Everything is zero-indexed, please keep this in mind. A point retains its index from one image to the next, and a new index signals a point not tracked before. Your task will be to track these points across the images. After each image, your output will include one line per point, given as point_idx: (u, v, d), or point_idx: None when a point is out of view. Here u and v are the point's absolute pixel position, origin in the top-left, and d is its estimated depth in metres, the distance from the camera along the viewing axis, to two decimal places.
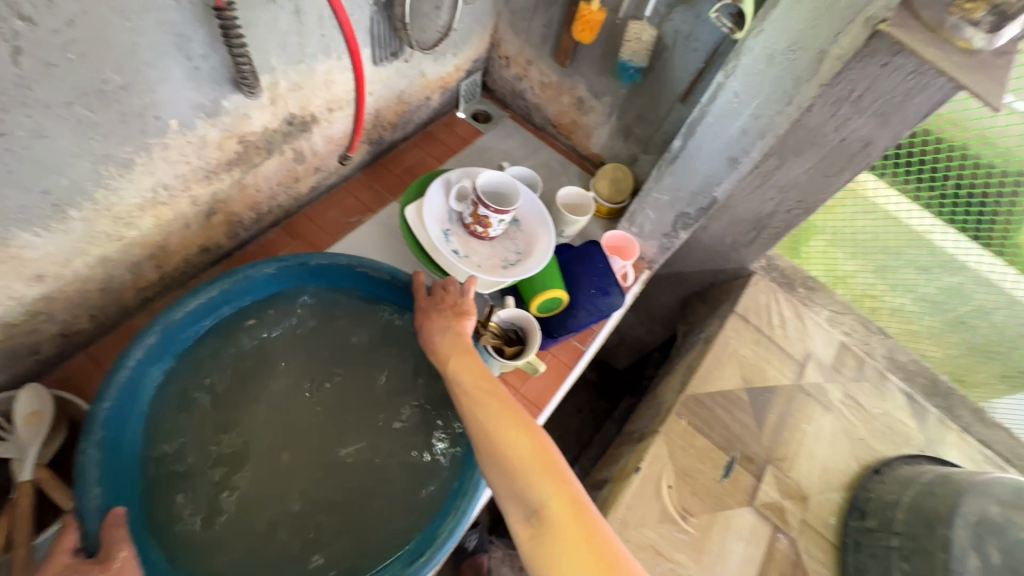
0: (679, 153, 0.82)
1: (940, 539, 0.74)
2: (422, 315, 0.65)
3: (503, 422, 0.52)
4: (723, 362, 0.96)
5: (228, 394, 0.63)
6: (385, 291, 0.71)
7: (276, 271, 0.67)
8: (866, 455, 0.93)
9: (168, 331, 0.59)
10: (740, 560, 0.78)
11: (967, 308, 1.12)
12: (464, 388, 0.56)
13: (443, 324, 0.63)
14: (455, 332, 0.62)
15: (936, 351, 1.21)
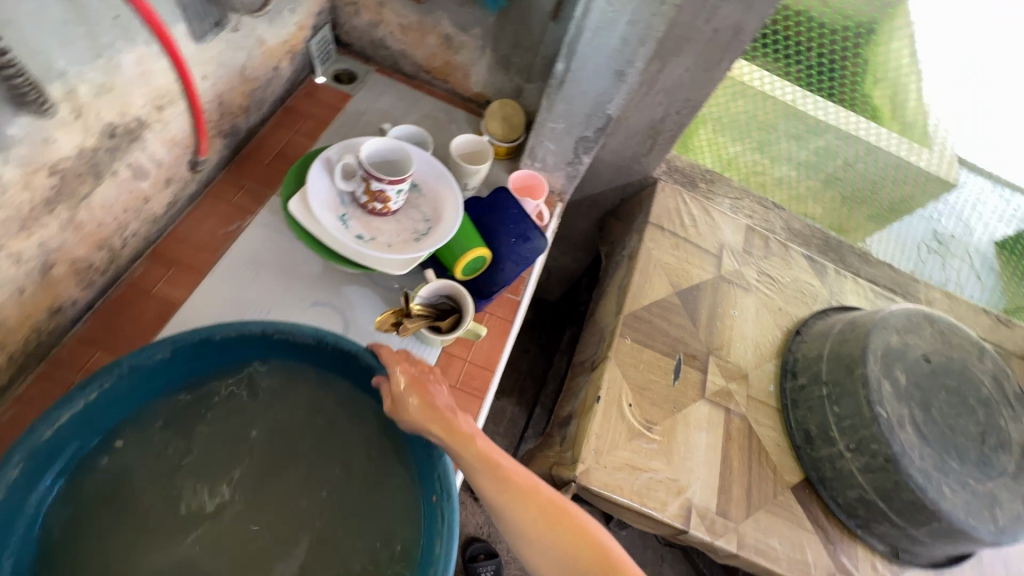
0: (565, 77, 0.78)
1: (860, 377, 0.84)
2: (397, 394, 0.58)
3: (537, 519, 0.53)
4: (650, 273, 0.98)
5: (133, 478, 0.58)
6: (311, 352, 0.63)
7: (176, 357, 0.57)
8: (787, 321, 1.02)
9: (41, 452, 0.50)
10: (705, 448, 0.85)
11: (837, 164, 1.22)
12: (481, 477, 0.54)
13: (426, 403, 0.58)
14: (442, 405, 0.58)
15: (817, 208, 1.34)
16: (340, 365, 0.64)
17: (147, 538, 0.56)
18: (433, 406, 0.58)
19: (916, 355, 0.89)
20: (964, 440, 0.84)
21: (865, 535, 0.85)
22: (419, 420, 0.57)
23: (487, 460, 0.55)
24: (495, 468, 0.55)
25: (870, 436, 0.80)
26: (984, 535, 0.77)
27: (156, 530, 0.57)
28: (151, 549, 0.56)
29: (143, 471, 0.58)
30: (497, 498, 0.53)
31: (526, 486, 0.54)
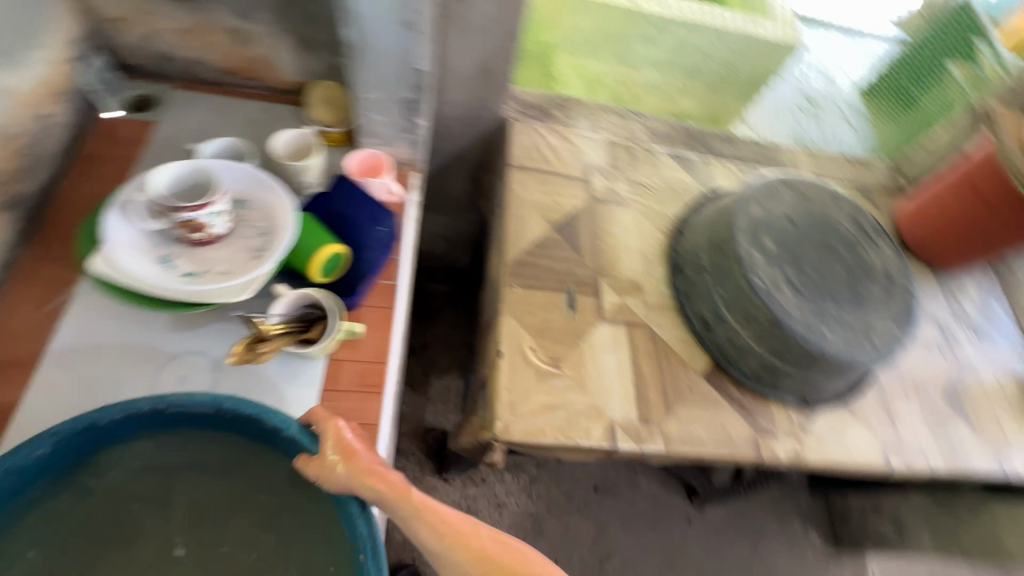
0: (358, 44, 0.73)
1: (732, 255, 0.88)
2: (325, 463, 0.63)
3: (475, 565, 0.62)
4: (523, 216, 0.97)
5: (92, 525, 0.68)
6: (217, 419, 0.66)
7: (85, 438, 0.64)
8: (667, 222, 1.04)
9: None
10: (613, 366, 0.87)
11: (695, 56, 1.22)
12: (423, 528, 0.63)
13: (357, 467, 0.63)
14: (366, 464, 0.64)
15: (691, 103, 1.35)
16: (248, 429, 0.67)
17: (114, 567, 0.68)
18: (358, 467, 0.63)
19: (781, 217, 0.93)
20: (835, 282, 0.90)
21: (774, 394, 0.91)
22: (348, 482, 0.62)
23: (419, 513, 0.63)
24: (427, 519, 0.63)
25: (755, 307, 0.85)
26: (865, 361, 0.85)
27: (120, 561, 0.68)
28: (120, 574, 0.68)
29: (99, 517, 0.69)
30: (438, 544, 0.62)
31: (458, 529, 0.64)
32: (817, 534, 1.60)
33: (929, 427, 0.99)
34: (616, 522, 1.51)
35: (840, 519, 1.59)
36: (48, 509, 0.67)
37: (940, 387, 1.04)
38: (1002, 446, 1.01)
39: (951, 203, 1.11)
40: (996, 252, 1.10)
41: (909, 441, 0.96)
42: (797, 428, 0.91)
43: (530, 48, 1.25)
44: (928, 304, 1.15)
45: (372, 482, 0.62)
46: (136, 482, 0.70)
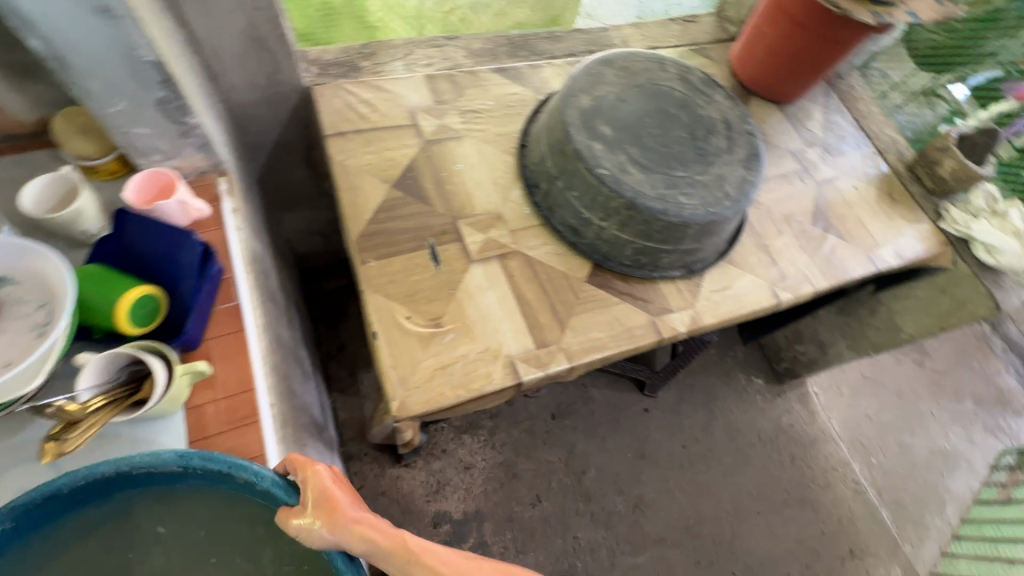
0: (61, 52, 0.61)
1: (572, 152, 0.85)
2: (304, 522, 0.59)
3: None
4: (358, 184, 0.90)
5: None
6: (188, 478, 0.62)
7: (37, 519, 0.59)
8: (511, 141, 1.00)
9: None
10: (496, 303, 0.85)
11: None
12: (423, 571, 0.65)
13: (343, 520, 0.62)
14: (354, 517, 0.64)
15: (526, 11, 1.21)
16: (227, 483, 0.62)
17: None
18: (346, 522, 0.62)
19: (611, 99, 0.91)
20: (679, 146, 0.90)
21: (658, 274, 0.92)
22: (335, 540, 0.61)
23: (418, 557, 0.65)
24: (425, 561, 0.65)
25: (608, 197, 0.83)
26: (725, 214, 0.86)
27: None
28: None
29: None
30: None
31: (457, 564, 0.66)
32: (759, 377, 1.73)
33: (805, 252, 1.03)
34: (581, 438, 1.55)
35: (774, 357, 1.72)
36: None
37: (804, 212, 1.09)
38: (869, 246, 1.08)
39: (769, 34, 1.12)
40: (820, 75, 1.14)
41: (791, 271, 1.00)
42: (689, 297, 0.93)
43: (301, 21, 1.04)
44: (780, 138, 1.18)
45: (363, 534, 0.63)
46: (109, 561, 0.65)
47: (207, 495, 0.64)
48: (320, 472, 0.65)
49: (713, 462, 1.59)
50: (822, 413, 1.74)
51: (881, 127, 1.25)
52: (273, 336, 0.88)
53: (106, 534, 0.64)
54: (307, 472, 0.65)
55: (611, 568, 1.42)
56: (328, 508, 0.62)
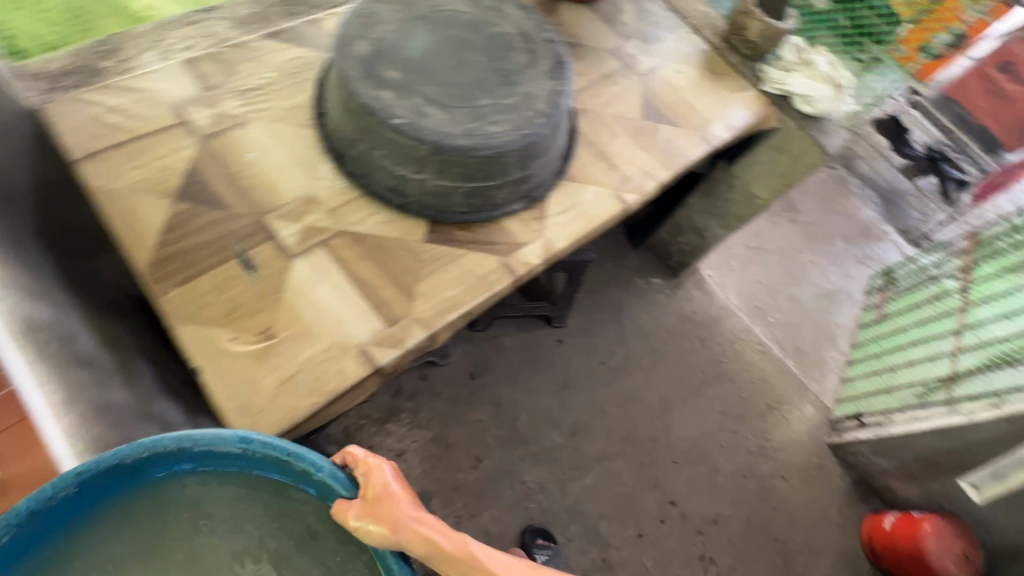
0: None
1: (361, 109, 0.77)
2: (355, 521, 0.69)
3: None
4: (133, 207, 0.77)
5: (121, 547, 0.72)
6: (250, 457, 0.70)
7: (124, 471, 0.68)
8: (305, 113, 0.89)
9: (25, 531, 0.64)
10: (330, 293, 0.77)
11: None
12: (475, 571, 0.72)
13: (401, 520, 0.70)
14: (413, 515, 0.72)
15: None
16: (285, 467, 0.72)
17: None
18: (405, 525, 0.70)
19: (392, 40, 0.82)
20: (479, 73, 0.83)
21: (498, 212, 0.87)
22: (388, 541, 0.69)
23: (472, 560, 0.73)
24: (483, 564, 0.73)
25: (414, 147, 0.76)
26: (542, 132, 0.82)
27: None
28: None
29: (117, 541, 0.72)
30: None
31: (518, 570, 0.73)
32: (656, 277, 1.79)
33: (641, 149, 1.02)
34: (504, 387, 1.55)
35: (664, 254, 1.77)
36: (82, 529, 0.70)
37: (634, 108, 1.07)
38: (701, 125, 1.09)
39: None
40: None
41: (631, 171, 0.99)
42: (536, 227, 0.89)
43: None
44: (598, 37, 1.14)
45: (419, 536, 0.71)
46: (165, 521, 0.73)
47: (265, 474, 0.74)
48: (379, 471, 0.75)
49: (632, 369, 1.65)
50: (720, 292, 1.83)
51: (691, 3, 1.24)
52: (74, 416, 0.75)
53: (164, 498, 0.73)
54: (370, 469, 0.74)
55: (563, 498, 1.47)
56: (388, 507, 0.71)
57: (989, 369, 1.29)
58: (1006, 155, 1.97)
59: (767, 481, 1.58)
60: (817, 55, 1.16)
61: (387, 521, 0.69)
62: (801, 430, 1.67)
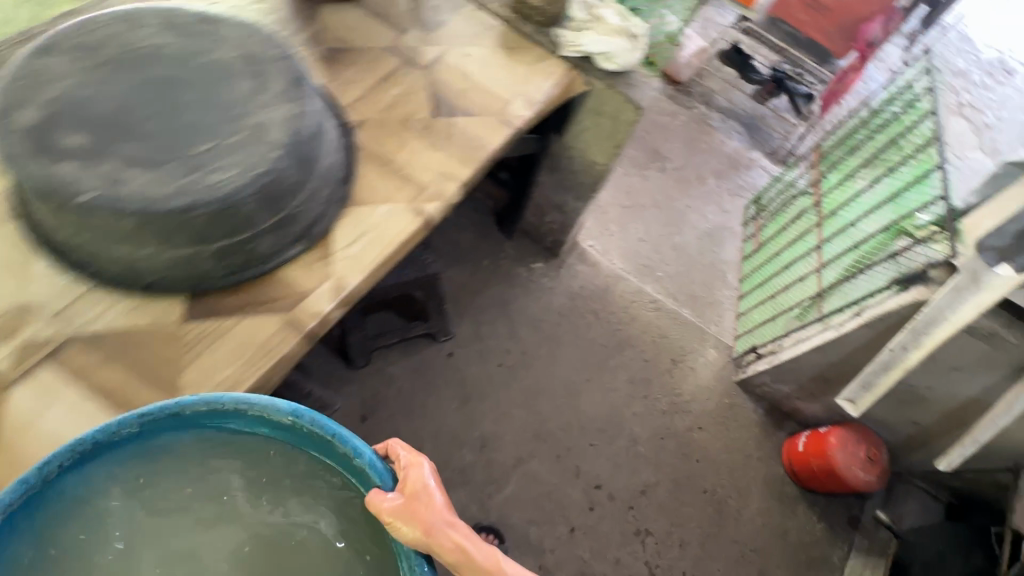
0: None
1: (43, 193, 0.64)
2: (388, 510, 0.62)
3: None
4: None
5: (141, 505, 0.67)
6: (296, 437, 0.65)
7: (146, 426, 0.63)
8: (4, 205, 0.74)
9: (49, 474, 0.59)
10: (67, 417, 0.65)
11: None
12: None
13: (436, 517, 0.65)
14: (447, 520, 0.66)
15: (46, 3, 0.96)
16: (325, 453, 0.65)
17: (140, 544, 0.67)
18: (440, 526, 0.64)
19: (73, 97, 0.68)
20: (194, 111, 0.70)
21: (270, 264, 0.76)
22: (417, 541, 0.62)
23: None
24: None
25: (115, 222, 0.65)
26: (282, 166, 0.71)
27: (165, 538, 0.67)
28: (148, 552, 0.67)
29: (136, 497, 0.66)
30: None
31: None
32: (538, 262, 1.73)
33: (435, 151, 0.94)
34: (402, 420, 1.45)
35: (538, 237, 1.71)
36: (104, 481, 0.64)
37: (421, 106, 0.97)
38: (500, 108, 1.01)
39: None
40: None
41: (428, 178, 0.90)
42: (323, 268, 0.79)
43: None
44: (370, 35, 1.03)
45: (450, 542, 0.64)
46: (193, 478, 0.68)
47: (302, 456, 0.67)
48: (419, 470, 0.68)
49: (531, 362, 1.59)
50: (604, 259, 1.80)
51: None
52: None
53: (193, 457, 0.67)
54: (413, 465, 0.70)
55: (487, 514, 1.40)
56: (424, 503, 0.65)
57: (849, 279, 1.27)
58: (837, 62, 2.06)
59: (685, 436, 1.58)
60: (607, 9, 1.10)
61: (418, 524, 0.62)
62: (708, 375, 1.67)
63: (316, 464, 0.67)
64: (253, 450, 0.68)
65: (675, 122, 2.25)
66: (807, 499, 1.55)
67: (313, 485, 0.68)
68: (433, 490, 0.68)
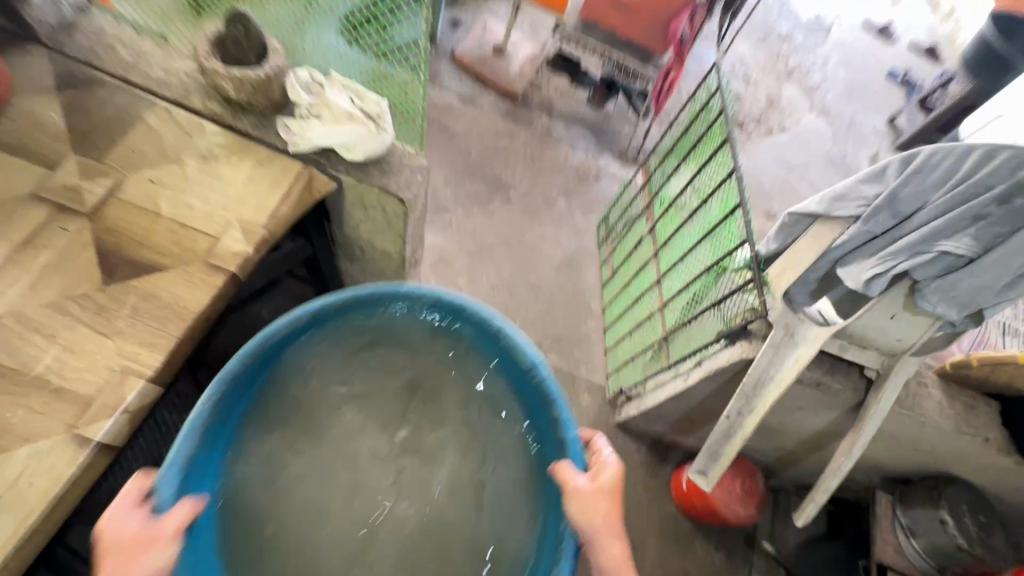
0: None
1: None
2: (576, 489, 0.70)
3: None
4: None
5: (347, 368, 0.85)
6: (518, 372, 0.82)
7: (404, 302, 0.85)
8: None
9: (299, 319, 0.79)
10: None
11: None
12: None
13: (608, 526, 0.69)
14: (616, 531, 0.69)
15: None
16: (535, 398, 0.80)
17: (328, 410, 0.83)
18: (605, 533, 0.68)
19: None
20: None
21: None
22: (584, 529, 0.69)
23: None
24: None
25: None
26: None
27: (337, 402, 0.84)
28: (325, 418, 0.82)
29: (351, 358, 0.85)
30: None
31: None
32: None
33: (110, 337, 0.70)
34: None
35: None
36: (331, 338, 0.84)
37: (86, 273, 0.73)
38: (207, 249, 0.78)
39: None
40: None
41: (96, 383, 0.67)
42: None
43: None
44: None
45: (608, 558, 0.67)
46: (391, 367, 0.86)
47: (499, 385, 0.85)
48: (607, 464, 0.73)
49: None
50: None
51: (170, 65, 0.91)
52: None
53: (409, 344, 0.87)
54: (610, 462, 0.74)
55: None
56: (602, 504, 0.69)
57: (685, 324, 1.17)
58: (660, 58, 1.97)
59: None
60: (333, 88, 0.89)
61: (590, 509, 0.69)
62: (585, 424, 1.56)
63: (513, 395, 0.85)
64: (463, 362, 0.87)
65: (514, 144, 2.10)
66: (704, 532, 1.47)
67: (499, 411, 0.85)
68: (614, 498, 0.71)
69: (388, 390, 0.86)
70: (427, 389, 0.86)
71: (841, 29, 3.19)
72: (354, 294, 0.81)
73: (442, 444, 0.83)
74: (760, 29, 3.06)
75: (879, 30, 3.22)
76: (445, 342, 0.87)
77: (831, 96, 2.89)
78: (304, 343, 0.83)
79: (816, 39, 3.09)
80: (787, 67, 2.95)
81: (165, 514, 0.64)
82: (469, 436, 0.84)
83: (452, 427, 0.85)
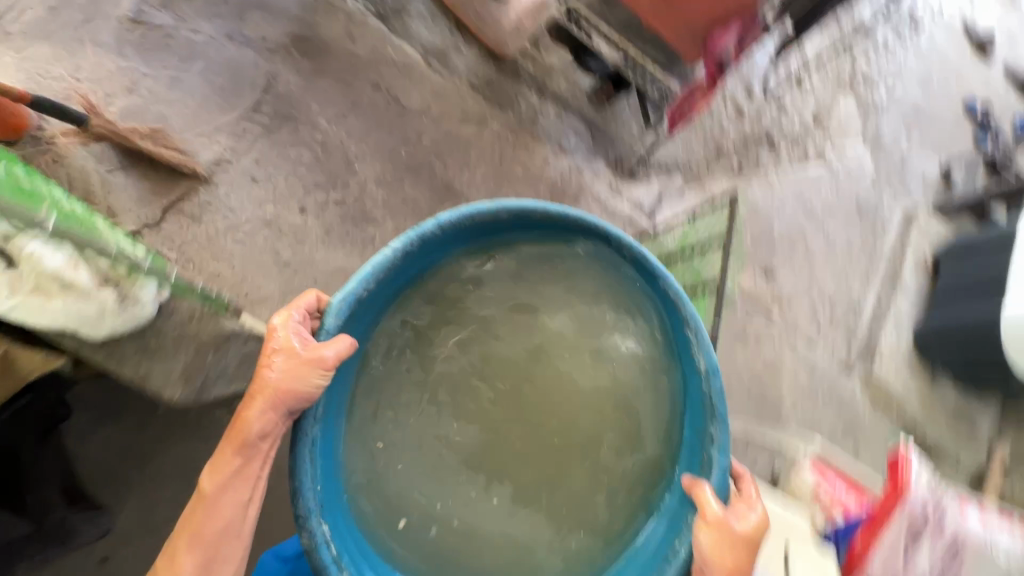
0: None
1: None
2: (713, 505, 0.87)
3: None
4: None
5: (487, 274, 1.10)
6: (664, 303, 0.96)
7: (602, 239, 0.98)
8: None
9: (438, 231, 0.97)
10: None
11: None
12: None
13: (728, 541, 0.85)
14: (732, 543, 0.85)
15: None
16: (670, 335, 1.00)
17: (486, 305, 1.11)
18: (724, 544, 0.85)
19: None
20: None
21: None
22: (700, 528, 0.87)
23: None
24: None
25: None
26: None
27: (486, 301, 1.11)
28: (484, 307, 1.11)
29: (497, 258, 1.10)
30: None
31: None
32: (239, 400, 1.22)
33: None
34: None
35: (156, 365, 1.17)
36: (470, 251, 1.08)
37: None
38: None
39: None
40: None
41: None
42: None
43: None
44: None
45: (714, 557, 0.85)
46: (546, 273, 1.10)
47: (642, 303, 1.03)
48: (751, 512, 0.88)
49: None
50: None
51: None
52: None
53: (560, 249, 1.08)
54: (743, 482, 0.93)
55: None
56: (732, 517, 0.86)
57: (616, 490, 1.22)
58: (692, 68, 1.48)
59: None
60: (34, 242, 0.78)
61: (721, 550, 0.85)
62: None
63: (645, 314, 1.04)
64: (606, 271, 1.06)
65: (481, 135, 1.64)
66: None
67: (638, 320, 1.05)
68: (739, 536, 0.85)
69: (553, 288, 1.10)
70: (572, 301, 1.11)
71: (934, 28, 2.54)
72: (546, 210, 0.96)
73: (555, 346, 1.10)
74: (836, 8, 2.40)
75: (976, 41, 2.58)
76: (624, 284, 1.05)
77: (890, 121, 2.37)
78: (475, 239, 1.07)
79: (898, 38, 2.46)
80: (853, 71, 2.36)
81: (327, 343, 0.89)
82: (620, 339, 1.08)
83: (585, 321, 1.10)
